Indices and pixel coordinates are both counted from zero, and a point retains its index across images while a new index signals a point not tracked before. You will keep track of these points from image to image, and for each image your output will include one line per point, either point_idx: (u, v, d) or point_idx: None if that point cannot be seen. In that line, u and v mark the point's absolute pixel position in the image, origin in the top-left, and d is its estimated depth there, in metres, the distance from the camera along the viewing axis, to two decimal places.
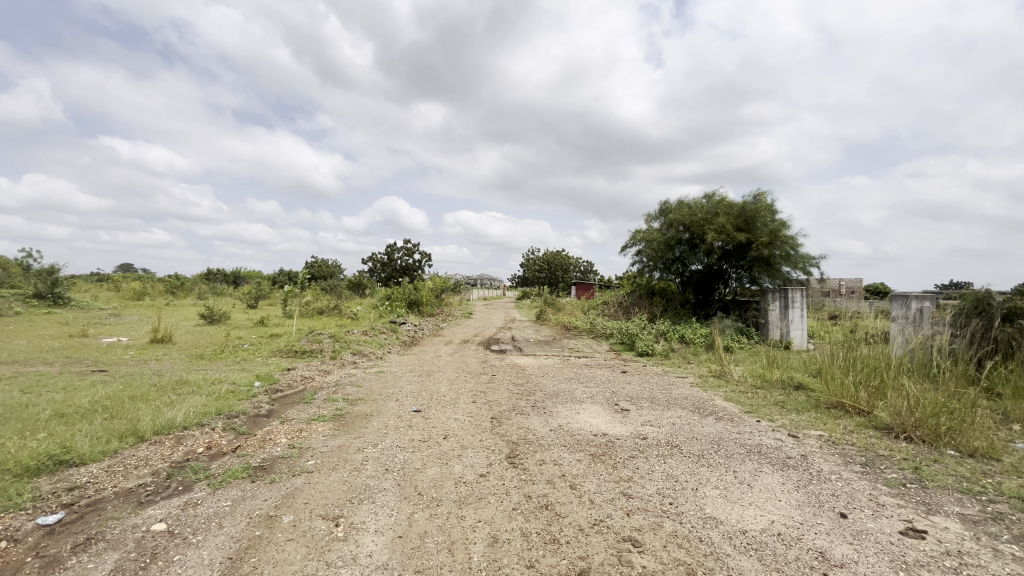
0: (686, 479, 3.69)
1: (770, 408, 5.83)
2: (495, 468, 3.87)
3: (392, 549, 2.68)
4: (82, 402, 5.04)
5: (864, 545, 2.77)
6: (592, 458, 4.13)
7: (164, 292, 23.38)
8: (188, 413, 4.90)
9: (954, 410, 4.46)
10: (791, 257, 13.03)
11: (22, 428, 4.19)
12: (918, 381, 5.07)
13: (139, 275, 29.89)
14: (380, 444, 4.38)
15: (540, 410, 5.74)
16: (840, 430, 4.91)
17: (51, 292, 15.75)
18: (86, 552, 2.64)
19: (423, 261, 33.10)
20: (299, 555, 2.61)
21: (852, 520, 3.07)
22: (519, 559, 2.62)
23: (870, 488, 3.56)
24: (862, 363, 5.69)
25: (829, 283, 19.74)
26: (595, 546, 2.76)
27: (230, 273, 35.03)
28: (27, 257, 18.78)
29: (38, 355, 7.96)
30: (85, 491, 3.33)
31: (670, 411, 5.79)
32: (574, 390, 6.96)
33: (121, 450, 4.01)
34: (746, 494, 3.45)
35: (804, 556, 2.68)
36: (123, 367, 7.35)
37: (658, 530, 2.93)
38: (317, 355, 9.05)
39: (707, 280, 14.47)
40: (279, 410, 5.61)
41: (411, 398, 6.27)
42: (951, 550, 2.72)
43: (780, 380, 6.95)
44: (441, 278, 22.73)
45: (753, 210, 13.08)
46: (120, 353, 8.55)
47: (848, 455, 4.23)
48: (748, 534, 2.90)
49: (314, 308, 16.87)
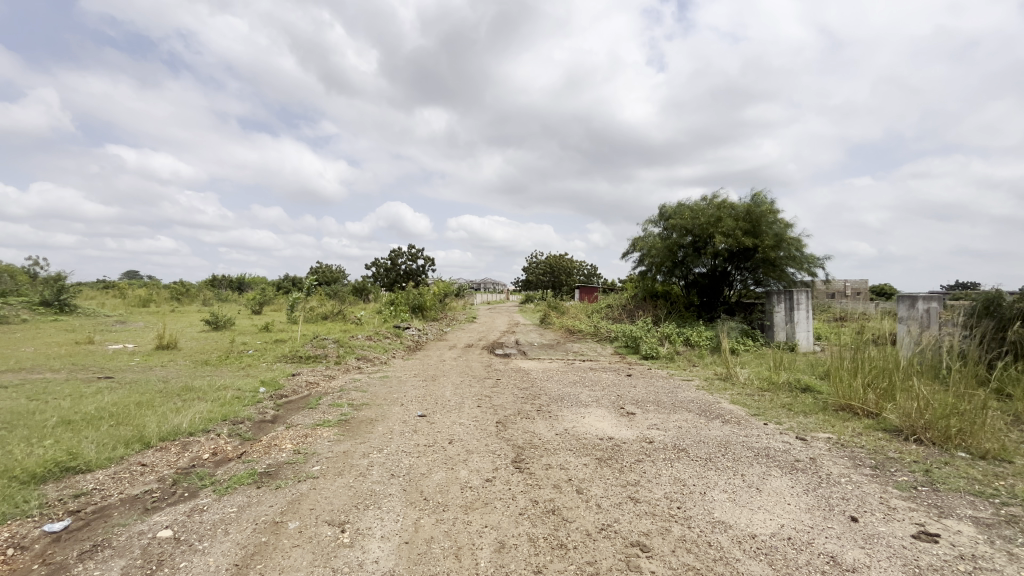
0: (694, 483, 3.66)
1: (777, 411, 5.79)
2: (501, 472, 3.85)
3: (399, 555, 2.67)
4: (88, 409, 5.05)
5: (876, 550, 2.73)
6: (598, 462, 4.10)
7: (170, 299, 23.55)
8: (193, 419, 4.92)
9: (964, 411, 4.42)
10: (795, 258, 13.02)
11: (29, 436, 4.21)
12: (928, 383, 5.02)
13: (144, 282, 30.16)
14: (386, 449, 4.37)
15: (545, 414, 5.72)
16: (849, 432, 4.87)
17: (57, 299, 15.88)
18: (92, 559, 2.64)
19: (426, 265, 33.25)
20: (305, 561, 2.60)
21: (863, 523, 3.04)
22: (527, 565, 2.59)
23: (881, 492, 3.52)
24: (870, 365, 5.65)
25: (835, 284, 19.61)
26: (603, 551, 2.73)
27: (234, 278, 35.18)
28: (35, 264, 18.96)
29: (45, 362, 8.02)
30: (90, 498, 3.33)
31: (676, 414, 5.76)
32: (578, 393, 6.93)
33: (127, 456, 4.02)
34: (755, 497, 3.42)
35: (815, 560, 2.64)
36: (129, 374, 7.39)
37: (666, 535, 2.90)
38: (321, 360, 9.06)
39: (711, 283, 14.42)
40: (284, 416, 5.60)
41: (416, 403, 6.26)
42: (964, 554, 2.68)
43: (787, 382, 6.91)
44: (445, 282, 22.73)
45: (758, 213, 12.98)
46: (126, 360, 8.60)
47: (857, 458, 4.18)
48: (758, 538, 2.87)
49: (318, 313, 16.92)
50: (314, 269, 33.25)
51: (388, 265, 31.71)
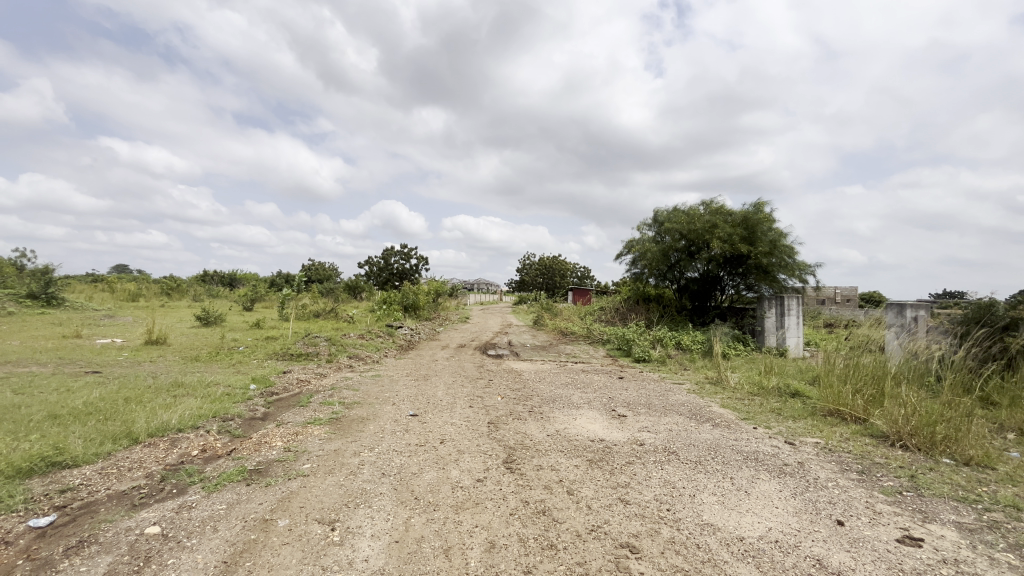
0: (684, 486, 3.68)
1: (767, 415, 5.85)
2: (493, 473, 3.86)
3: (389, 554, 2.67)
4: (76, 403, 5.00)
5: (862, 553, 2.77)
6: (589, 464, 4.13)
7: (160, 294, 23.30)
8: (183, 415, 4.88)
9: (950, 418, 4.50)
10: (788, 265, 13.23)
11: (14, 430, 4.15)
12: (916, 390, 5.11)
13: (133, 275, 29.94)
14: (377, 448, 4.36)
15: (538, 416, 5.73)
16: (836, 437, 4.94)
17: (45, 292, 15.67)
18: (78, 555, 2.61)
19: (420, 265, 33.34)
20: (294, 560, 2.59)
21: (849, 527, 3.07)
22: (517, 565, 2.60)
23: (867, 496, 3.56)
24: (860, 372, 5.73)
25: (825, 292, 19.85)
26: (593, 552, 2.75)
27: (226, 274, 35.00)
28: (22, 256, 18.65)
29: (31, 356, 7.92)
30: (77, 493, 3.29)
31: (667, 417, 5.81)
32: (571, 395, 6.96)
33: (114, 452, 3.98)
34: (744, 501, 3.45)
35: (802, 563, 2.68)
36: (117, 369, 7.31)
37: (655, 537, 2.93)
38: (313, 358, 9.02)
39: (704, 288, 14.59)
40: (274, 414, 5.58)
41: (408, 402, 6.25)
42: (947, 558, 2.72)
43: (777, 388, 6.97)
44: (439, 282, 22.66)
45: (755, 221, 13.07)
46: (114, 354, 8.51)
47: (844, 463, 4.24)
48: (746, 541, 2.90)
49: (310, 311, 16.83)
50: (308, 267, 33.10)
51: (382, 264, 31.62)
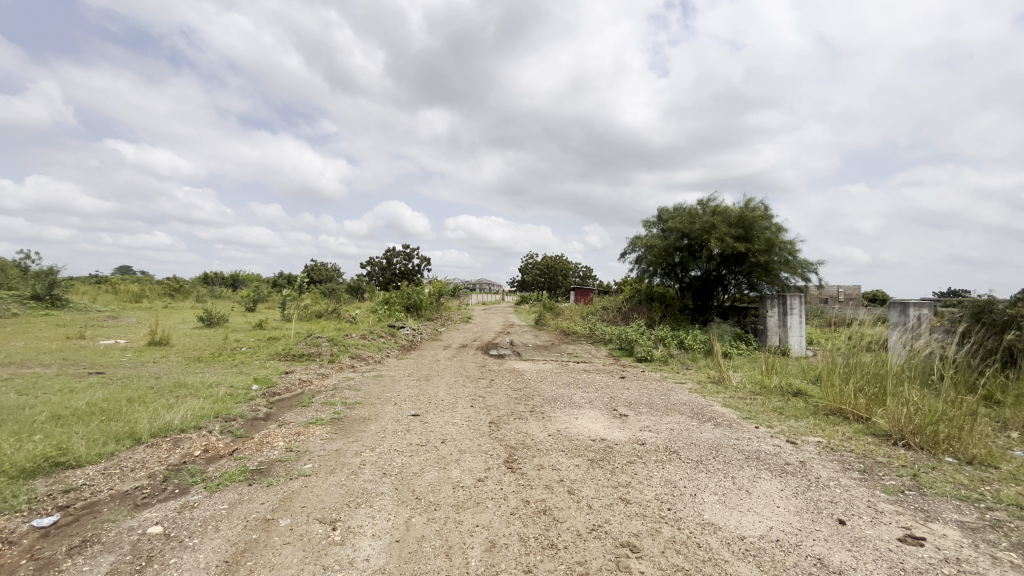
0: (684, 486, 3.67)
1: (768, 415, 5.83)
2: (493, 472, 3.86)
3: (390, 553, 2.67)
4: (79, 404, 5.03)
5: (863, 552, 2.76)
6: (590, 463, 4.13)
7: (163, 296, 23.38)
8: (186, 415, 4.91)
9: (952, 418, 4.48)
10: (790, 263, 13.12)
11: (18, 430, 4.19)
12: (918, 389, 5.09)
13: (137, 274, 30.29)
14: (378, 448, 4.37)
15: (539, 415, 5.73)
16: (838, 436, 4.92)
17: (49, 293, 15.76)
18: (81, 555, 2.62)
19: (422, 264, 33.62)
20: (295, 559, 2.60)
21: (850, 526, 3.07)
22: (517, 565, 2.60)
23: (869, 495, 3.55)
24: (862, 371, 5.71)
25: (828, 292, 19.85)
26: (593, 551, 2.75)
27: (228, 275, 35.27)
28: (26, 258, 18.81)
29: (35, 357, 7.95)
30: (80, 493, 3.31)
31: (669, 416, 5.80)
32: (573, 394, 6.96)
33: (117, 452, 3.99)
34: (745, 500, 3.44)
35: (803, 562, 2.68)
36: (120, 370, 7.36)
37: (656, 536, 2.92)
38: (315, 358, 9.04)
39: (706, 287, 14.57)
40: (277, 414, 5.60)
41: (409, 402, 6.25)
42: (948, 557, 2.71)
43: (779, 387, 6.96)
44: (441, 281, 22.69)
45: (751, 219, 12.97)
46: (118, 355, 8.57)
47: (846, 462, 4.21)
48: (746, 540, 2.90)
49: (313, 311, 16.90)
50: (312, 267, 33.25)
51: (384, 264, 31.76)
